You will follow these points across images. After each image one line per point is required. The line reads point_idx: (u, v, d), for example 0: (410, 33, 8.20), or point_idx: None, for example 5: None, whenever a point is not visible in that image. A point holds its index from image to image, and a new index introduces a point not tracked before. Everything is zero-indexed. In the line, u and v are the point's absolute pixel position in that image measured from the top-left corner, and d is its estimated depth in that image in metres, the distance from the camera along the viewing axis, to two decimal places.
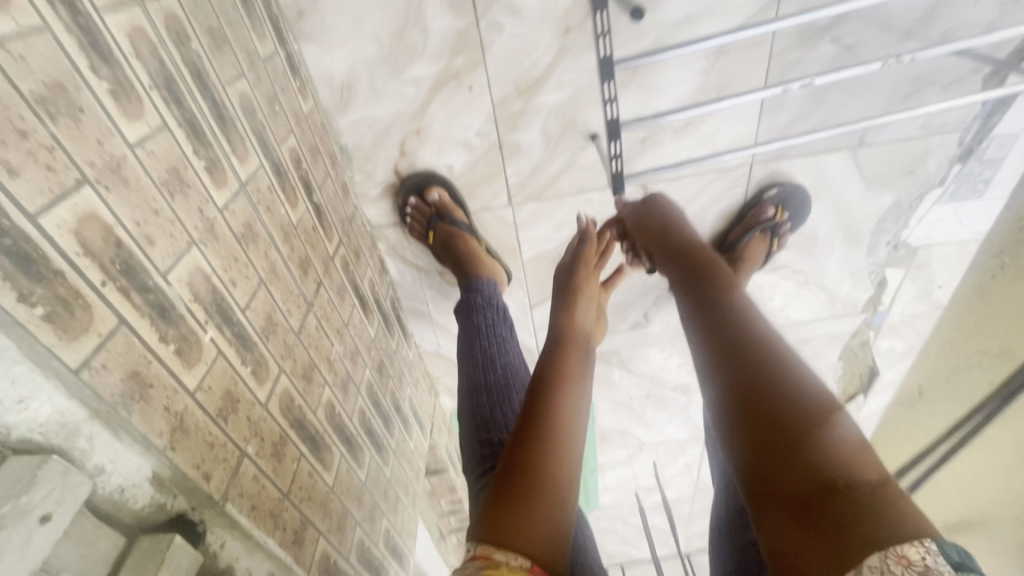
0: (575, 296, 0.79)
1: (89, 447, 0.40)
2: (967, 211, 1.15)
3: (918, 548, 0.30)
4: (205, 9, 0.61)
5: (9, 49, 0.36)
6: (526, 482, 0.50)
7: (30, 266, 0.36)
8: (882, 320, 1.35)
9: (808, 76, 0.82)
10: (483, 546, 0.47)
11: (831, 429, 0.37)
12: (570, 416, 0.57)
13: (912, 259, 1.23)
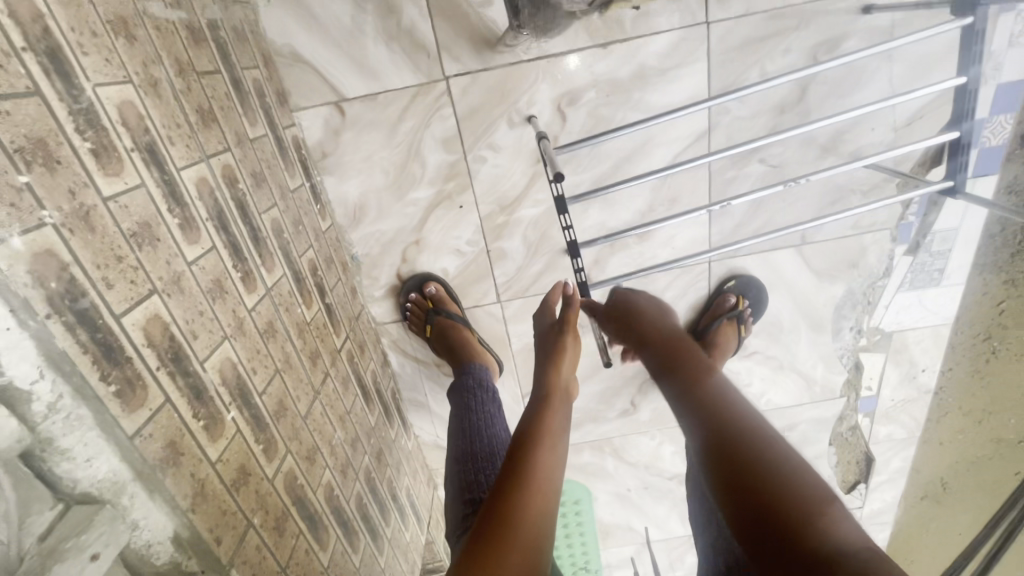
0: (556, 360, 0.88)
1: (130, 504, 0.49)
2: (928, 297, 1.24)
3: None
4: (252, 158, 0.80)
5: (119, 201, 0.52)
6: (506, 531, 0.58)
7: (110, 353, 0.48)
8: (870, 405, 1.39)
9: (726, 200, 0.99)
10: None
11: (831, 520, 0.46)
12: (545, 475, 0.66)
13: (890, 344, 1.30)
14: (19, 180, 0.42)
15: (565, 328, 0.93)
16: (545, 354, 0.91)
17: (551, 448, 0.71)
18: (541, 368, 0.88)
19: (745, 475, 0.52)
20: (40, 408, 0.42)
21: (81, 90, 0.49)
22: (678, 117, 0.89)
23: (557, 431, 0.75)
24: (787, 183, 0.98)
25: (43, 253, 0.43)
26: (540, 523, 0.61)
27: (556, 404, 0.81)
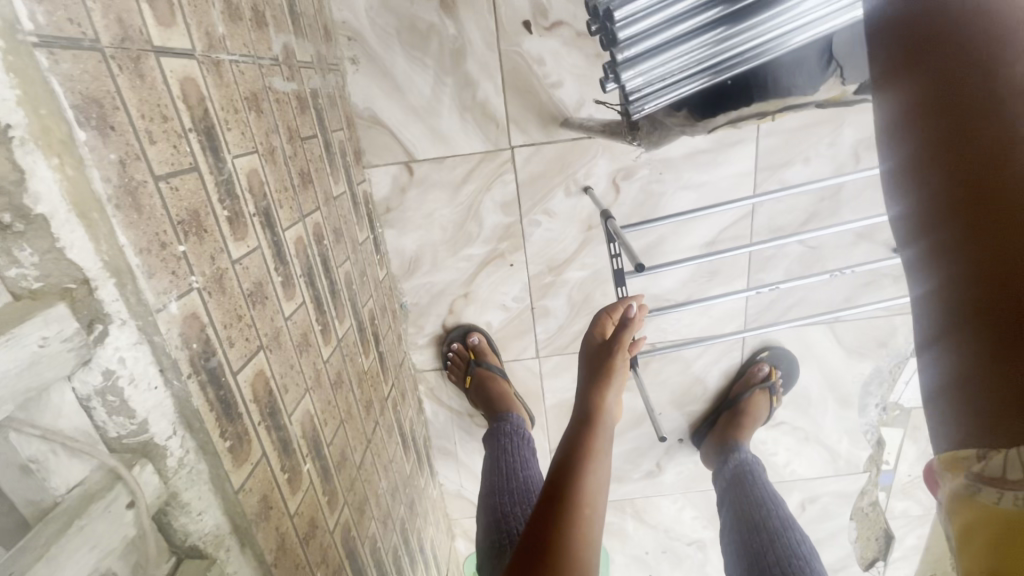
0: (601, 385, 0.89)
1: (226, 557, 0.51)
2: None
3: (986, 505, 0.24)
4: (335, 214, 0.84)
5: (242, 263, 0.55)
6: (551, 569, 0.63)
7: (227, 409, 0.50)
8: (889, 479, 1.39)
9: (774, 282, 1.01)
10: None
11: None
12: (585, 511, 0.71)
13: (908, 420, 1.31)
14: (178, 250, 0.46)
15: (617, 350, 0.92)
16: (592, 373, 0.92)
17: (590, 480, 0.75)
18: (587, 388, 0.90)
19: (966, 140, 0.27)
20: (173, 462, 0.45)
21: (224, 162, 0.54)
22: (730, 205, 0.95)
23: (598, 464, 0.78)
24: (834, 270, 1.01)
25: (190, 316, 0.46)
26: (581, 559, 0.65)
27: (598, 431, 0.83)
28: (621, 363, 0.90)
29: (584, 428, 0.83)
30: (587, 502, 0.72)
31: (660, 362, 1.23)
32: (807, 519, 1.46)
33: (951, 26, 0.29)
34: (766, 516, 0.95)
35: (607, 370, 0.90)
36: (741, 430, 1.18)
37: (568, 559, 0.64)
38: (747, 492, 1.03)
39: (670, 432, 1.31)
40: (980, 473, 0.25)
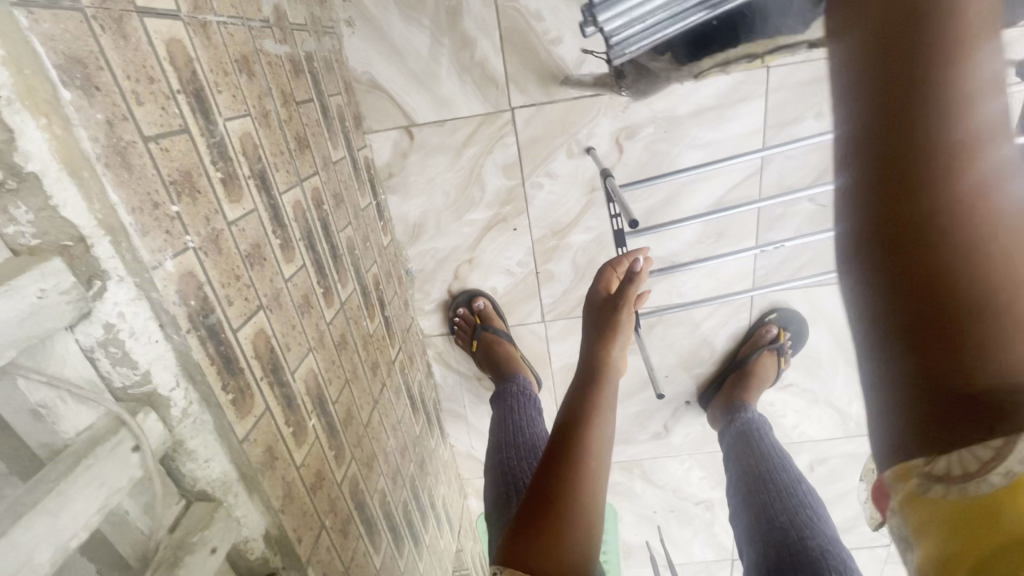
0: (609, 340, 0.90)
1: (236, 501, 0.53)
2: None
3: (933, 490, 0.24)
4: (334, 179, 0.85)
5: (239, 225, 0.57)
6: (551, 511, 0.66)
7: (229, 364, 0.52)
8: None
9: (779, 241, 0.99)
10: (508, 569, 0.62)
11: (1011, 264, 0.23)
12: (588, 458, 0.73)
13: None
14: (172, 209, 0.47)
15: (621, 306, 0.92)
16: (597, 329, 0.92)
17: (596, 430, 0.77)
18: (593, 344, 0.91)
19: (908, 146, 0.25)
20: (177, 412, 0.47)
21: (216, 125, 0.55)
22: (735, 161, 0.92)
23: (603, 419, 0.79)
24: None
25: (187, 274, 0.48)
26: (581, 502, 0.68)
27: (603, 386, 0.84)
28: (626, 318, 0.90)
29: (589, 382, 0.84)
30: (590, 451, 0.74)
31: (667, 324, 1.23)
32: (815, 481, 1.47)
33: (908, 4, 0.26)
34: (778, 471, 0.95)
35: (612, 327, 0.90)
36: (748, 392, 1.18)
37: (567, 501, 0.67)
38: (759, 447, 1.03)
39: (678, 395, 1.32)
40: (933, 472, 0.24)
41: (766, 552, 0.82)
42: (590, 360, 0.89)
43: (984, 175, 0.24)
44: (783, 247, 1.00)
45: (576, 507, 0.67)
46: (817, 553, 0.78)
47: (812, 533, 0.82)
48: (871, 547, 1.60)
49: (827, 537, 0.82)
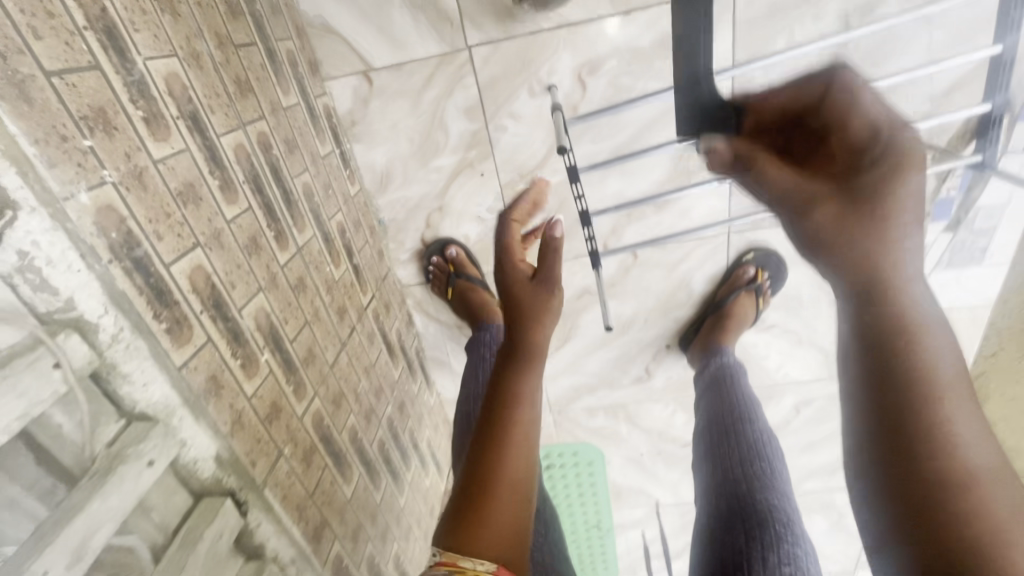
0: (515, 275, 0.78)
1: (179, 423, 0.57)
2: (968, 277, 1.26)
3: None
4: (285, 125, 0.85)
5: (166, 163, 0.58)
6: (488, 487, 0.56)
7: (160, 296, 0.55)
8: None
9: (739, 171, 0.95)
10: (448, 553, 0.53)
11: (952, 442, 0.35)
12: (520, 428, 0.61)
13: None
14: (83, 143, 0.49)
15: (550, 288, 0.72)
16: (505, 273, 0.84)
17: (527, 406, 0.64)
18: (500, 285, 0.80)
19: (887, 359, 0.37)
20: (105, 338, 0.50)
21: (133, 64, 0.56)
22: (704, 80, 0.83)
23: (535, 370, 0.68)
24: None
25: (105, 207, 0.50)
26: (523, 472, 0.59)
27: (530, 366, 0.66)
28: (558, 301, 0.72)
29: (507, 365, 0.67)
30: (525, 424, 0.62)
31: (642, 267, 1.22)
32: (802, 422, 1.48)
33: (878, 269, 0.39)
34: (742, 419, 0.91)
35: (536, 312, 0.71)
36: (725, 334, 1.17)
37: (509, 477, 0.57)
38: (728, 394, 0.99)
39: (657, 338, 1.32)
40: None
41: (718, 508, 0.78)
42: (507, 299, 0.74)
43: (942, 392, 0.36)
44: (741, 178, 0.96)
45: (519, 483, 0.57)
46: (762, 504, 0.74)
47: (763, 483, 0.78)
48: None
49: (778, 488, 0.78)
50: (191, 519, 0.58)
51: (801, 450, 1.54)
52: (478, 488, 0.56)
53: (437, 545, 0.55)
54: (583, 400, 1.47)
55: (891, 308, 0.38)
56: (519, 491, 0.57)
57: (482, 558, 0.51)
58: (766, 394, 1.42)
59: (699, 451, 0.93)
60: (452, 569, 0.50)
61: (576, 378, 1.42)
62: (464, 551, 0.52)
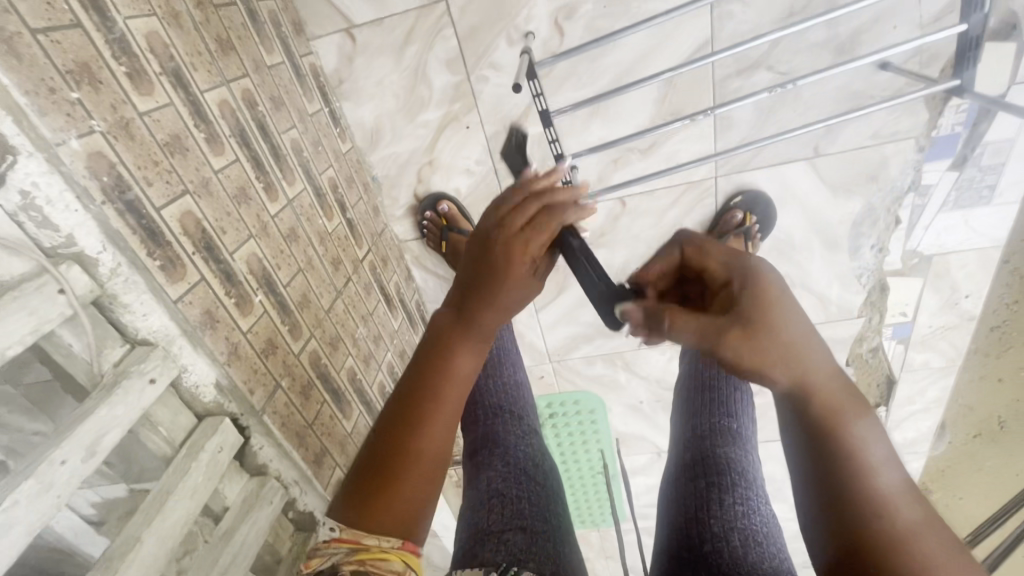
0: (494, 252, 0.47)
1: (179, 350, 0.64)
2: (977, 219, 1.18)
3: None
4: (270, 83, 0.89)
5: (152, 116, 0.64)
6: (401, 464, 0.45)
7: (153, 236, 0.62)
8: (906, 331, 1.38)
9: (712, 107, 0.95)
10: (350, 528, 0.45)
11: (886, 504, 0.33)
12: (442, 414, 0.47)
13: (929, 269, 1.26)
14: (71, 96, 0.54)
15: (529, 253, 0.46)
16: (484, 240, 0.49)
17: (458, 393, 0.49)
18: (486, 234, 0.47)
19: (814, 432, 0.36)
20: (105, 271, 0.57)
21: (114, 23, 0.60)
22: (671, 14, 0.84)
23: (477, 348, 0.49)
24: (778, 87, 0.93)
25: (95, 153, 0.56)
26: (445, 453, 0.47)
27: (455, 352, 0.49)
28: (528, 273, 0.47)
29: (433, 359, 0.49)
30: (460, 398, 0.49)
31: (631, 215, 1.24)
32: None
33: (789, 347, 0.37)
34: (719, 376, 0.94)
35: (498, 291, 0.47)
36: None
37: (427, 455, 0.46)
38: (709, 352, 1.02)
39: None
40: None
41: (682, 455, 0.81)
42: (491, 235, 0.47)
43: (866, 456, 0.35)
44: (714, 115, 0.96)
45: (439, 464, 0.47)
46: (723, 456, 0.78)
47: (730, 435, 0.82)
48: None
49: (742, 443, 0.82)
50: (195, 433, 0.66)
51: None
52: (391, 467, 0.46)
53: (334, 518, 0.46)
54: (581, 349, 1.51)
55: (790, 394, 0.37)
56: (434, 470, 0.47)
57: (387, 534, 0.45)
58: None
59: (676, 413, 0.94)
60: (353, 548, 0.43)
61: (573, 328, 1.47)
62: (370, 526, 0.44)
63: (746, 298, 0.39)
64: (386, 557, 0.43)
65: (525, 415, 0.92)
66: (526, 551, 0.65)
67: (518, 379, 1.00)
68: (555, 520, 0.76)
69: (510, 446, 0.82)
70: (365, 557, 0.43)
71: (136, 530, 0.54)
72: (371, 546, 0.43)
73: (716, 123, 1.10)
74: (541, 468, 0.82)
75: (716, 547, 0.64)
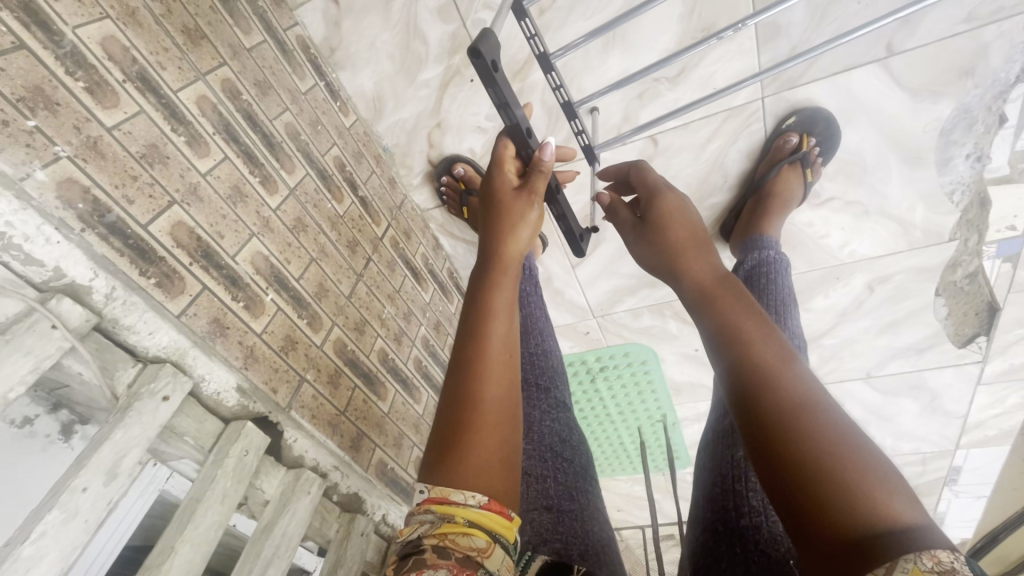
0: (501, 212, 0.63)
1: (194, 361, 0.65)
2: None
3: (947, 553, 0.28)
4: (252, 67, 0.85)
5: (121, 129, 0.62)
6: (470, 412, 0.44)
7: (143, 254, 0.61)
8: (1011, 249, 1.16)
9: (743, 18, 0.79)
10: (438, 487, 0.41)
11: (772, 358, 0.39)
12: (498, 361, 0.48)
13: None
14: (28, 124, 0.53)
15: (532, 199, 0.64)
16: (489, 218, 0.63)
17: (503, 321, 0.52)
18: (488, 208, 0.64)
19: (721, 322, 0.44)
20: (100, 298, 0.57)
21: (62, 35, 0.58)
22: None
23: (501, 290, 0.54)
24: None
25: (65, 181, 0.55)
26: (510, 397, 0.47)
27: (504, 280, 0.55)
28: (535, 218, 0.63)
29: (484, 278, 0.55)
30: (509, 335, 0.51)
31: (666, 154, 1.11)
32: (878, 301, 1.33)
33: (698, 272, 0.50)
34: (770, 312, 0.79)
35: (508, 218, 0.62)
36: (767, 219, 1.05)
37: (493, 403, 0.45)
38: (762, 288, 0.87)
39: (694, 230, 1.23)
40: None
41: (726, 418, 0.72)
42: (495, 186, 0.66)
43: (764, 334, 0.41)
44: (748, 26, 0.80)
45: (507, 412, 0.46)
46: None
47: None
48: (958, 364, 1.45)
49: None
50: (224, 436, 0.68)
51: (880, 331, 1.40)
52: (464, 415, 0.44)
53: (425, 480, 0.43)
54: (626, 302, 1.43)
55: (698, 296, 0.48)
56: (507, 422, 0.46)
57: (474, 491, 0.41)
58: (831, 276, 1.29)
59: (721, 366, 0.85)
60: (441, 511, 0.40)
61: (615, 281, 1.39)
62: (455, 483, 0.41)
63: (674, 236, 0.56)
64: (470, 533, 0.38)
65: (553, 386, 0.86)
66: (554, 531, 0.65)
67: (547, 347, 0.94)
68: (582, 498, 0.74)
69: (533, 422, 0.78)
70: (449, 531, 0.38)
71: (170, 540, 0.57)
72: (458, 517, 0.39)
73: (759, 33, 0.92)
74: (569, 443, 0.79)
75: (754, 521, 0.58)
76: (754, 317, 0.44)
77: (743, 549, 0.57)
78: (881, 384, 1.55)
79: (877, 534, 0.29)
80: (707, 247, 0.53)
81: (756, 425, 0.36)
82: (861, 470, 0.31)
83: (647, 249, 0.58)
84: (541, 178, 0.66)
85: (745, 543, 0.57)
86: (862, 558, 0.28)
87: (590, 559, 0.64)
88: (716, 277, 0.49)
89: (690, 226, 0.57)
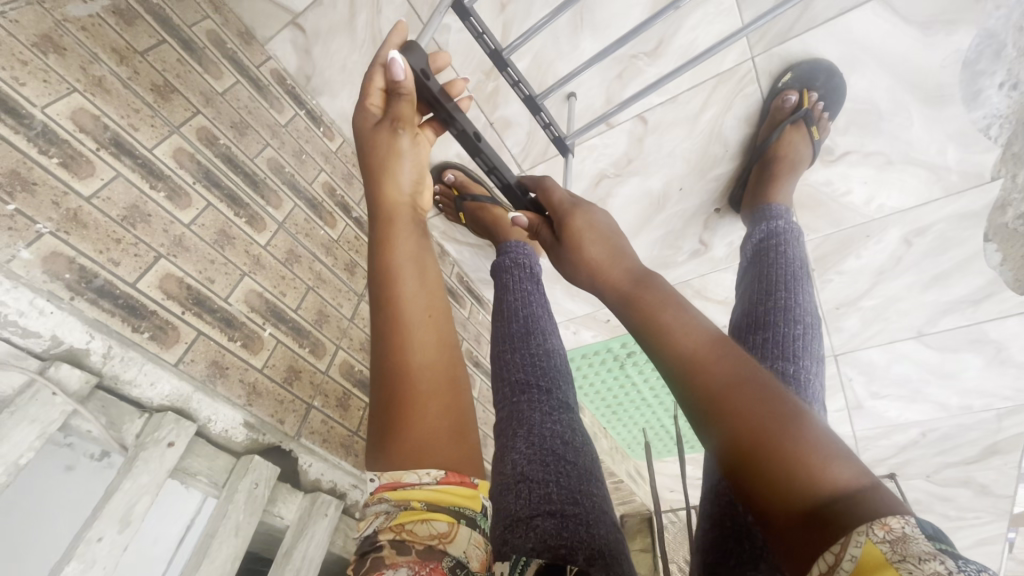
0: (381, 160, 0.55)
1: (198, 405, 0.68)
2: None
3: (897, 520, 0.25)
4: (227, 111, 0.87)
5: (101, 196, 0.65)
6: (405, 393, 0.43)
7: (134, 311, 0.65)
8: None
9: None
10: (388, 474, 0.41)
11: (698, 341, 0.37)
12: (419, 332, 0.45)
13: None
14: (8, 208, 0.57)
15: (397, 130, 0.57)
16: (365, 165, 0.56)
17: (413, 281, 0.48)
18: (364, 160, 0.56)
19: (645, 317, 0.41)
20: (98, 358, 0.60)
21: (31, 117, 0.61)
22: None
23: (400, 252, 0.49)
24: None
25: (50, 255, 0.59)
26: (441, 366, 0.45)
27: (397, 233, 0.51)
28: (408, 144, 0.57)
29: (383, 241, 0.50)
30: (419, 291, 0.48)
31: (657, 132, 1.06)
32: (919, 254, 1.22)
33: (620, 268, 0.49)
34: (776, 288, 0.73)
35: (382, 159, 0.55)
36: (775, 186, 0.97)
37: (423, 373, 0.44)
38: (771, 263, 0.80)
39: (700, 204, 1.17)
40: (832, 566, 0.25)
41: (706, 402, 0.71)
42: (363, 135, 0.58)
43: (686, 318, 0.40)
44: None
45: (443, 379, 0.45)
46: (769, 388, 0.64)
47: (769, 346, 0.62)
48: None
49: (798, 352, 0.61)
50: (235, 470, 0.71)
51: (926, 287, 1.29)
52: (394, 392, 0.43)
53: (376, 468, 0.42)
54: None
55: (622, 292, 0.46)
56: (445, 384, 0.45)
57: (428, 468, 0.41)
58: (859, 235, 1.20)
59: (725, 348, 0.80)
60: (396, 496, 0.39)
61: None
62: (407, 466, 0.40)
63: (597, 231, 0.54)
64: (430, 518, 0.38)
65: (555, 387, 0.82)
66: (557, 538, 0.61)
67: (551, 345, 0.90)
68: (590, 501, 0.70)
69: (533, 425, 0.75)
70: (407, 520, 0.38)
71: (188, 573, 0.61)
72: (415, 502, 0.39)
73: None
74: (573, 445, 0.75)
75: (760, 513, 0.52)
76: (675, 305, 0.41)
77: (750, 545, 0.51)
78: (936, 342, 1.43)
79: (821, 503, 0.27)
80: (620, 245, 0.52)
81: (704, 417, 0.34)
82: (808, 440, 0.29)
83: (577, 244, 0.54)
84: (400, 102, 0.58)
85: (751, 539, 0.51)
86: (825, 541, 0.26)
87: (598, 564, 0.60)
88: (635, 271, 0.47)
89: (596, 228, 0.55)
